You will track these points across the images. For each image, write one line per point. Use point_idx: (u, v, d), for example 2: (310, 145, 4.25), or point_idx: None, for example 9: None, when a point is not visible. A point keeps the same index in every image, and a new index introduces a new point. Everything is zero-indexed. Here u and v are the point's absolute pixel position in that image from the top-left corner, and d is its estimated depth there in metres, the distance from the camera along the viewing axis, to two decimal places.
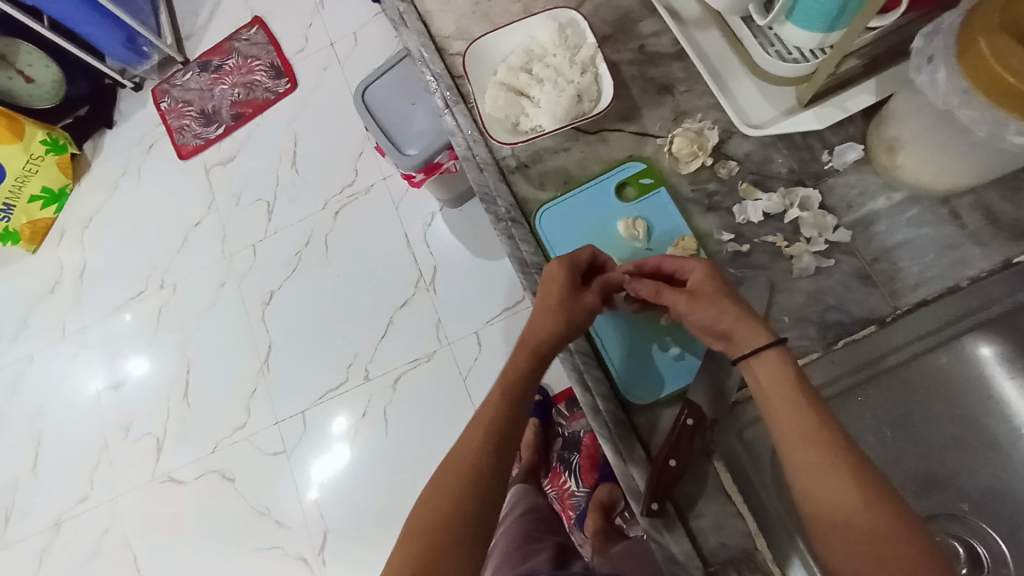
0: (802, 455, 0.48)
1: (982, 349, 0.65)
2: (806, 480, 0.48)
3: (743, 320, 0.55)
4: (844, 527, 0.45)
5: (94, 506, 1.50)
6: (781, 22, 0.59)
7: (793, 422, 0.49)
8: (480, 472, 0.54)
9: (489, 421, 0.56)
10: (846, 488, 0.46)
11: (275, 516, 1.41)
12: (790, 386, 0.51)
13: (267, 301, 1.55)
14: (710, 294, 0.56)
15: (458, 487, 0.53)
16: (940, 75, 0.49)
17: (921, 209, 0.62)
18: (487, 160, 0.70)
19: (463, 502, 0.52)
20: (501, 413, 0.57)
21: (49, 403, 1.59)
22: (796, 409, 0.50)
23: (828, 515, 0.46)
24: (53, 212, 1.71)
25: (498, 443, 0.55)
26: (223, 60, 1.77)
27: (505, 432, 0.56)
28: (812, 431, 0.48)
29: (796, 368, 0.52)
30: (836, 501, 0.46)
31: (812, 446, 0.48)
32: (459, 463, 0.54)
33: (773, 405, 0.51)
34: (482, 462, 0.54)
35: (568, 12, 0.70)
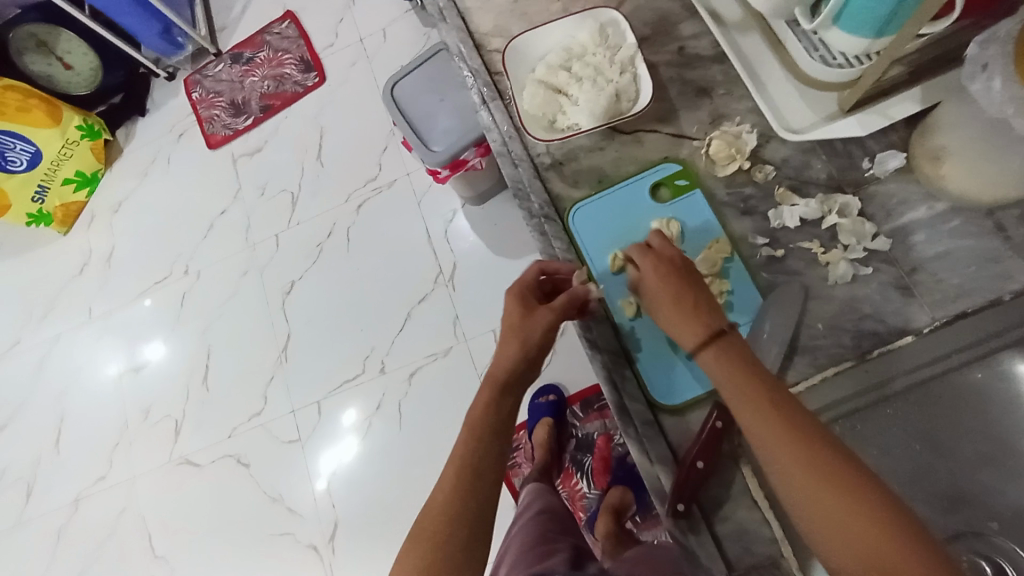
0: (773, 454, 0.49)
1: (1019, 365, 0.64)
2: (781, 476, 0.48)
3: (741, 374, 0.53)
4: (829, 523, 0.45)
5: (112, 486, 1.54)
6: (827, 27, 0.58)
7: (760, 419, 0.50)
8: (461, 504, 0.56)
9: (464, 454, 0.59)
10: (821, 482, 0.46)
11: (288, 504, 1.43)
12: (752, 384, 0.52)
13: (288, 291, 1.57)
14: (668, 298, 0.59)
15: (439, 521, 0.56)
16: (995, 83, 0.47)
17: (964, 220, 0.61)
18: (522, 156, 0.71)
19: (458, 513, 0.56)
20: (477, 444, 0.59)
21: (73, 382, 1.63)
22: (760, 406, 0.51)
23: (812, 512, 0.46)
24: (85, 196, 1.75)
25: (474, 474, 0.58)
26: (255, 53, 1.80)
27: (482, 464, 0.58)
28: (779, 427, 0.49)
29: (754, 362, 0.54)
30: (806, 492, 0.47)
31: (782, 443, 0.48)
32: (440, 497, 0.57)
33: (735, 402, 0.52)
34: (461, 494, 0.57)
35: (609, 12, 0.70)
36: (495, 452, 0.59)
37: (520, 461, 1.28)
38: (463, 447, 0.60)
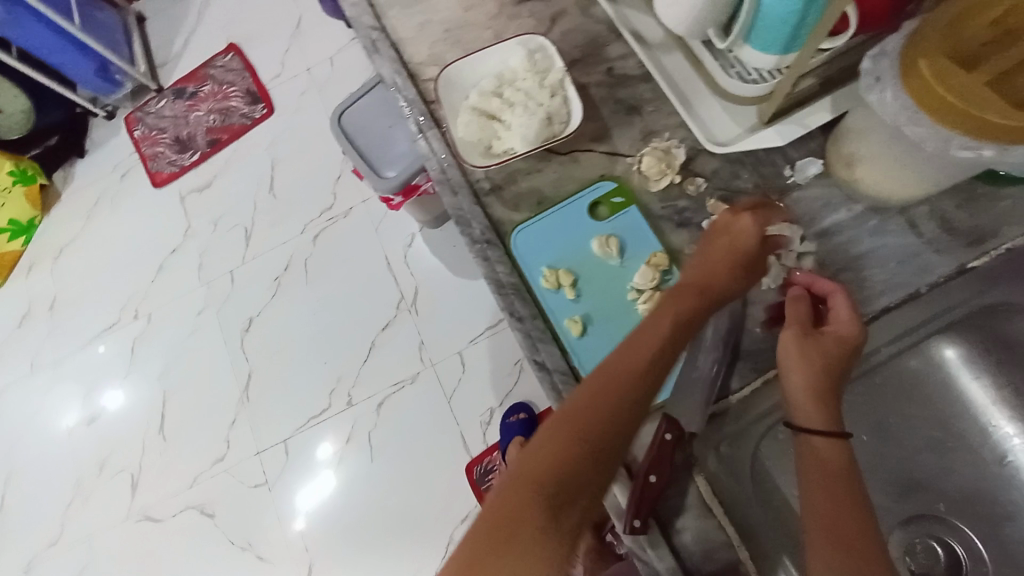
0: (821, 476, 0.52)
1: (949, 352, 0.67)
2: (814, 498, 0.52)
3: (821, 395, 0.55)
4: (836, 548, 0.49)
5: (65, 550, 1.44)
6: (740, 44, 0.62)
7: (825, 444, 0.54)
8: (528, 511, 0.45)
9: (551, 459, 0.48)
10: (850, 512, 0.50)
11: (259, 551, 1.37)
12: (828, 437, 0.54)
13: (247, 328, 1.52)
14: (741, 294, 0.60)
15: (506, 534, 0.45)
16: (888, 95, 0.50)
17: (882, 219, 0.64)
18: (461, 183, 0.71)
19: (562, 489, 0.47)
20: (566, 452, 0.48)
21: (17, 442, 1.53)
22: (832, 434, 0.54)
23: (824, 536, 0.50)
24: (22, 244, 1.67)
25: (558, 483, 0.47)
26: (199, 87, 1.77)
27: (571, 474, 0.47)
28: (839, 457, 0.53)
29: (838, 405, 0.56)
30: (838, 501, 0.51)
31: (833, 470, 0.52)
32: (510, 501, 0.46)
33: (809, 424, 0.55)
34: (537, 507, 0.46)
35: (537, 38, 0.72)
36: (592, 469, 0.48)
37: None
38: (546, 449, 0.49)
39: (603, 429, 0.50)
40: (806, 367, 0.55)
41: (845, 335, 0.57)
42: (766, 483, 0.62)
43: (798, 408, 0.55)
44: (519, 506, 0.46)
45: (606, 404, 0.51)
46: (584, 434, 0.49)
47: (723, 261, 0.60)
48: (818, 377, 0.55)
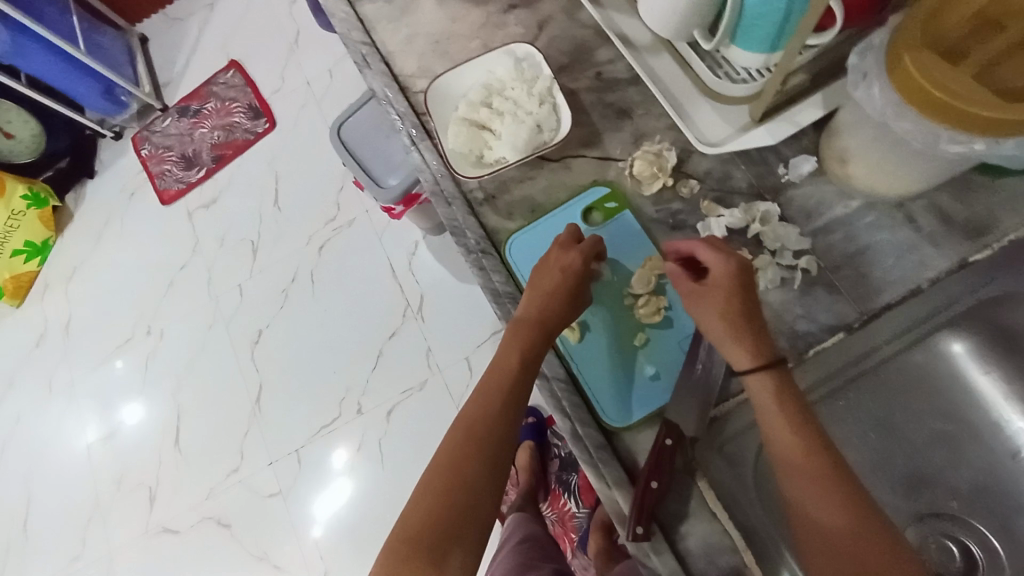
0: (795, 477, 0.51)
1: (955, 344, 0.66)
2: (797, 500, 0.51)
3: (741, 334, 0.56)
4: (831, 548, 0.48)
5: (87, 563, 1.47)
6: (727, 44, 0.62)
7: (788, 444, 0.52)
8: (447, 499, 0.53)
9: (459, 467, 0.55)
10: (835, 509, 0.49)
11: (275, 561, 1.38)
12: (767, 372, 0.55)
13: (256, 340, 1.54)
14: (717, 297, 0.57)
15: (428, 538, 0.51)
16: (875, 90, 0.50)
17: (878, 214, 0.64)
18: (454, 194, 0.71)
19: (470, 477, 0.54)
20: (475, 460, 0.55)
21: (38, 458, 1.56)
22: (793, 430, 0.52)
23: (816, 536, 0.49)
24: (37, 265, 1.71)
25: (468, 487, 0.54)
26: (202, 105, 1.80)
27: (476, 476, 0.54)
28: (806, 454, 0.51)
29: (791, 387, 0.54)
30: (824, 514, 0.49)
31: (804, 469, 0.51)
32: (429, 511, 0.53)
33: (768, 426, 0.54)
34: (452, 509, 0.53)
35: (523, 47, 0.72)
36: (497, 469, 0.56)
37: (506, 487, 1.27)
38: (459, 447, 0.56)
39: (504, 427, 0.57)
40: (719, 315, 0.57)
41: (720, 280, 0.58)
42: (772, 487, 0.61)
43: (730, 352, 0.56)
44: (436, 494, 0.54)
45: (509, 408, 0.58)
46: (484, 440, 0.56)
47: (573, 281, 0.62)
48: (732, 319, 0.56)
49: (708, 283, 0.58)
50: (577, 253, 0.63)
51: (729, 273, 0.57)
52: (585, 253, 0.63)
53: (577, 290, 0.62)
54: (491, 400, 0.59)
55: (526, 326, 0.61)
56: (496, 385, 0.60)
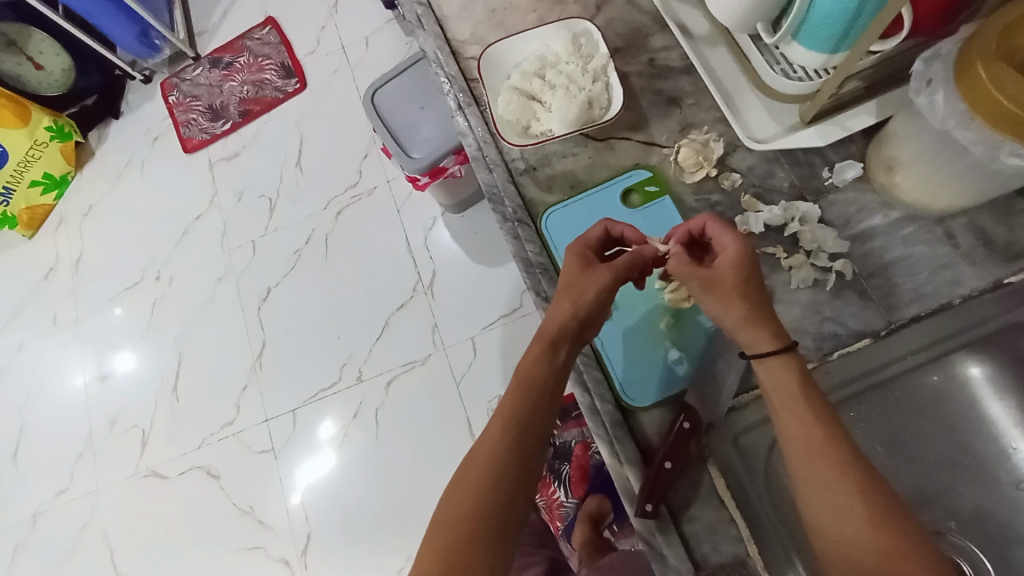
0: (808, 468, 0.48)
1: (974, 369, 0.65)
2: (810, 490, 0.48)
3: (752, 321, 0.54)
4: (847, 544, 0.45)
5: (74, 500, 1.47)
6: (787, 41, 0.61)
7: (801, 432, 0.49)
8: (467, 524, 0.50)
9: (484, 470, 0.53)
10: (851, 503, 0.46)
11: (259, 517, 1.39)
12: (783, 358, 0.52)
13: (264, 298, 1.54)
14: (725, 287, 0.55)
15: (455, 544, 0.50)
16: (938, 97, 0.52)
17: (917, 227, 0.64)
18: (497, 161, 0.72)
19: (489, 497, 0.51)
20: (499, 463, 0.53)
21: (35, 391, 1.57)
22: (803, 416, 0.50)
23: (832, 531, 0.46)
24: (54, 199, 1.70)
25: (494, 489, 0.52)
26: (235, 58, 1.79)
27: (496, 494, 0.52)
28: (821, 443, 0.48)
29: (806, 374, 0.52)
30: (841, 515, 0.46)
31: (820, 458, 0.48)
32: (455, 515, 0.51)
33: (780, 414, 0.51)
34: (481, 513, 0.51)
35: (582, 23, 0.72)
36: (524, 469, 0.53)
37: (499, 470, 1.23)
38: (476, 468, 0.53)
39: (529, 426, 0.55)
40: (731, 301, 0.54)
41: (726, 267, 0.56)
42: (781, 489, 0.60)
43: (741, 337, 0.54)
44: (455, 520, 0.51)
45: (534, 407, 0.56)
46: (508, 440, 0.54)
47: (573, 275, 0.60)
48: (743, 306, 0.54)
49: (714, 273, 0.56)
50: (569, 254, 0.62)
51: (734, 260, 0.56)
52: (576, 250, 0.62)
53: (577, 283, 0.60)
54: (512, 399, 0.56)
55: (536, 336, 0.59)
56: (517, 383, 0.57)
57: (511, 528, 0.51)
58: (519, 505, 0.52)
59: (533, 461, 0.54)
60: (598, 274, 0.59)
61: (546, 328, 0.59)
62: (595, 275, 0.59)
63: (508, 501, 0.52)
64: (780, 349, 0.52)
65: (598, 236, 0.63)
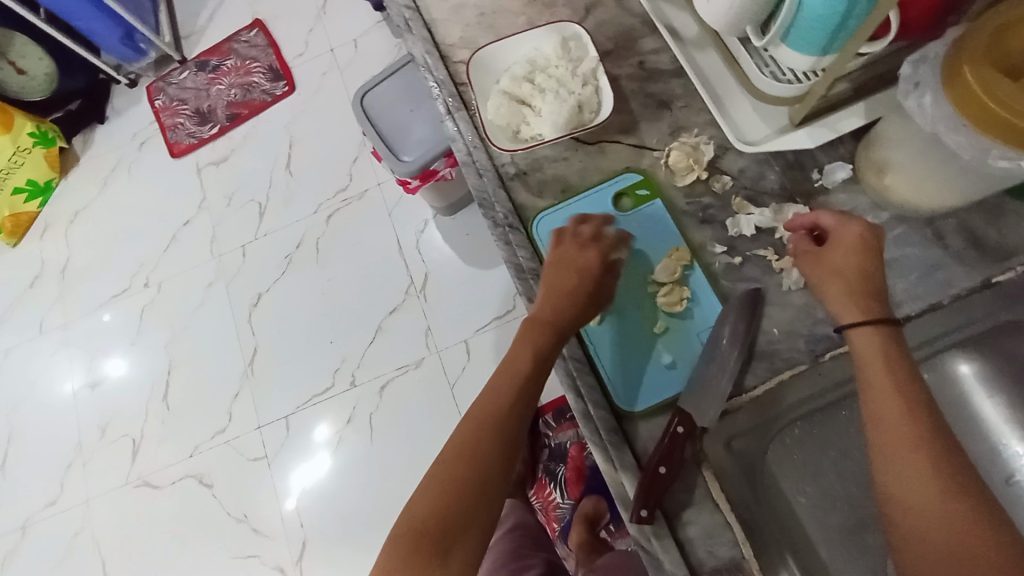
0: (890, 438, 0.48)
1: (964, 367, 0.66)
2: (887, 459, 0.48)
3: (854, 294, 0.55)
4: (921, 515, 0.45)
5: (63, 510, 1.45)
6: (776, 44, 0.61)
7: (885, 404, 0.50)
8: (455, 493, 0.53)
9: (473, 447, 0.56)
10: (929, 471, 0.46)
11: (254, 524, 1.38)
12: (881, 329, 0.53)
13: (255, 303, 1.53)
14: (833, 265, 0.57)
15: (438, 529, 0.52)
16: (927, 100, 0.52)
17: (908, 228, 0.65)
18: (487, 166, 0.72)
19: (477, 468, 0.55)
20: (484, 456, 0.55)
21: (22, 399, 1.54)
22: (891, 385, 0.50)
23: (904, 501, 0.46)
24: (38, 206, 1.68)
25: (478, 479, 0.54)
26: (222, 61, 1.77)
27: (484, 466, 0.55)
28: (904, 415, 0.49)
29: (897, 345, 0.52)
30: (917, 481, 0.46)
31: (902, 430, 0.48)
32: (437, 501, 0.53)
33: (868, 380, 0.52)
34: (469, 483, 0.54)
35: (572, 26, 0.72)
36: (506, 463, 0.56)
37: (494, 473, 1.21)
38: (468, 442, 0.56)
39: (514, 421, 0.58)
40: (834, 278, 0.57)
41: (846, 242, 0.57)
42: (775, 491, 0.60)
43: (842, 310, 0.56)
44: (444, 489, 0.54)
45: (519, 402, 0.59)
46: (493, 433, 0.57)
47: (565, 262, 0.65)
48: (845, 281, 0.56)
49: (827, 253, 0.58)
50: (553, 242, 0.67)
51: (849, 244, 0.57)
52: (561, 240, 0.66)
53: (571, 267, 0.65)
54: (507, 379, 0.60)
55: (538, 327, 0.62)
56: (511, 366, 0.61)
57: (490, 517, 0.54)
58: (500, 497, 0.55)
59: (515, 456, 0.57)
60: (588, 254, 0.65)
61: (553, 319, 0.62)
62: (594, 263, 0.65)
63: (490, 492, 0.54)
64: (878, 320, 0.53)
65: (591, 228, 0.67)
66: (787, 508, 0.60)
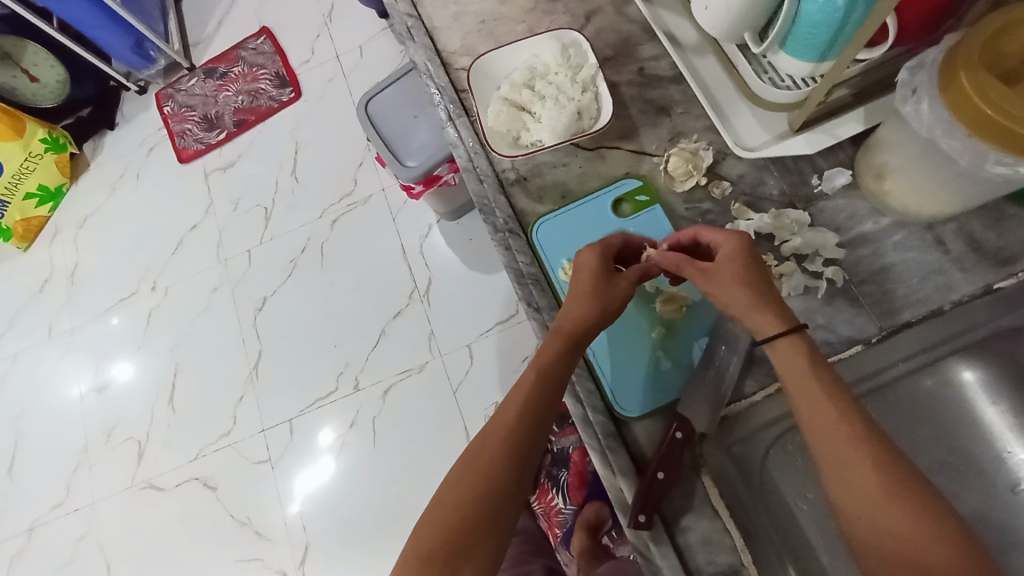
0: (824, 446, 0.49)
1: (968, 373, 0.65)
2: (826, 466, 0.49)
3: (758, 305, 0.55)
4: (868, 520, 0.46)
5: (70, 512, 1.46)
6: (775, 50, 0.62)
7: (813, 412, 0.50)
8: (468, 506, 0.52)
9: (490, 459, 0.53)
10: (869, 478, 0.46)
11: (257, 528, 1.38)
12: (789, 339, 0.53)
13: (260, 307, 1.54)
14: (725, 279, 0.57)
15: (448, 541, 0.50)
16: (924, 106, 0.52)
17: (908, 233, 0.64)
18: (487, 172, 0.72)
19: (492, 481, 0.53)
20: (501, 469, 0.53)
21: (30, 403, 1.56)
22: (820, 397, 0.50)
23: (856, 512, 0.47)
24: (49, 211, 1.70)
25: (489, 493, 0.52)
26: (229, 68, 1.80)
27: (501, 480, 0.53)
28: (834, 421, 0.49)
29: (814, 354, 0.53)
30: (861, 490, 0.46)
31: (834, 437, 0.48)
32: (447, 514, 0.52)
33: (794, 395, 0.52)
34: (484, 498, 0.52)
35: (571, 33, 0.73)
36: (519, 477, 0.53)
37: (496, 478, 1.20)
38: (484, 455, 0.54)
39: (532, 435, 0.55)
40: (733, 290, 0.56)
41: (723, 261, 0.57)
42: (775, 497, 0.60)
43: (751, 323, 0.55)
44: (458, 502, 0.52)
45: (537, 415, 0.55)
46: (506, 446, 0.54)
47: (596, 283, 0.59)
48: (745, 293, 0.56)
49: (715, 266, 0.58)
50: (591, 253, 0.61)
51: (731, 256, 0.57)
52: (600, 253, 0.61)
53: (603, 291, 0.59)
54: (528, 388, 0.56)
55: (566, 339, 0.58)
56: (534, 373, 0.57)
57: (503, 530, 0.52)
58: (513, 509, 0.53)
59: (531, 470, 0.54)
60: (622, 284, 0.59)
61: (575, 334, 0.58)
62: (619, 284, 0.60)
63: (504, 504, 0.52)
64: (791, 329, 0.53)
65: (616, 243, 0.62)
66: (788, 515, 0.60)
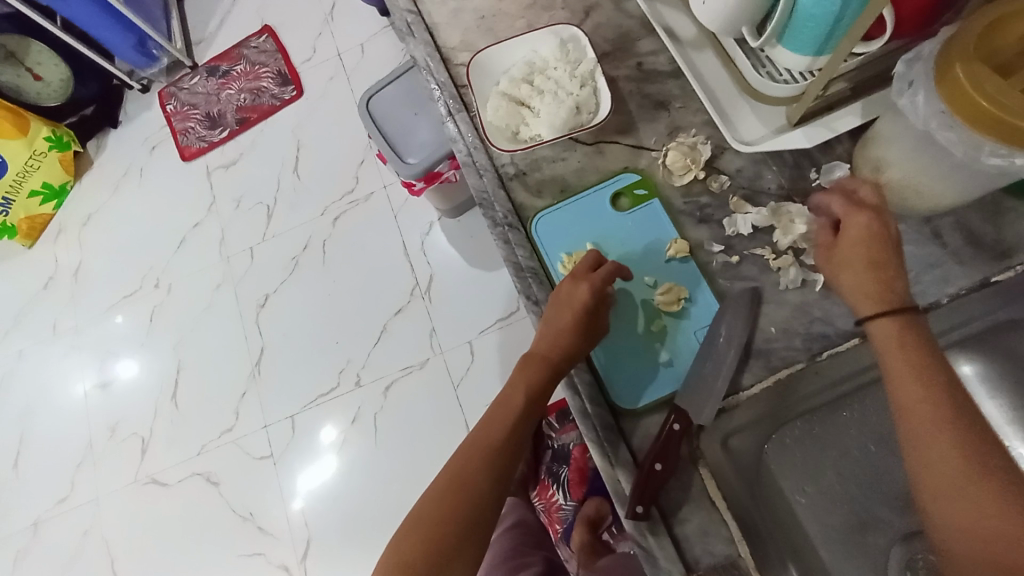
0: (912, 426, 0.48)
1: (965, 367, 0.66)
2: (908, 449, 0.48)
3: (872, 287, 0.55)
4: (949, 503, 0.45)
5: (74, 508, 1.48)
6: (773, 44, 0.62)
7: (907, 390, 0.49)
8: (451, 515, 0.57)
9: (468, 470, 0.60)
10: (957, 460, 0.45)
11: (259, 523, 1.39)
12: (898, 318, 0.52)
13: (263, 304, 1.55)
14: (842, 259, 0.58)
15: (433, 547, 0.56)
16: (920, 98, 0.52)
17: (904, 227, 0.65)
18: (487, 166, 0.73)
19: (472, 491, 0.58)
20: (481, 479, 0.59)
21: (36, 401, 1.57)
22: (916, 376, 0.49)
23: (933, 493, 0.46)
24: (53, 209, 1.71)
25: (469, 502, 0.58)
26: (231, 66, 1.80)
27: (480, 489, 0.59)
28: (929, 402, 0.47)
29: (919, 334, 0.51)
30: (944, 472, 0.45)
31: (923, 415, 0.47)
32: (430, 524, 0.57)
33: (889, 371, 0.51)
34: (465, 508, 0.58)
35: (569, 28, 0.73)
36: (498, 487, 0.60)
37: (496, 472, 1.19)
38: (463, 467, 0.60)
39: (507, 447, 0.61)
40: (847, 270, 0.57)
41: (849, 238, 0.58)
42: (773, 491, 0.61)
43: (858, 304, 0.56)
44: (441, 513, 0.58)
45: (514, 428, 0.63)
46: (486, 459, 0.60)
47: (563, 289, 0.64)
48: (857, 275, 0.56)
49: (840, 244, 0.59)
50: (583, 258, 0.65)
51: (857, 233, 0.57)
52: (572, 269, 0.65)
53: (568, 297, 0.63)
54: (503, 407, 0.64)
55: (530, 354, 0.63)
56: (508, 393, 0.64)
57: (480, 538, 0.58)
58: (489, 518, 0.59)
59: (508, 477, 0.61)
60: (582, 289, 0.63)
61: (548, 356, 0.62)
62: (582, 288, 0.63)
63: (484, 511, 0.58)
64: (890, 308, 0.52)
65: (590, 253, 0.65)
66: (788, 510, 0.61)
